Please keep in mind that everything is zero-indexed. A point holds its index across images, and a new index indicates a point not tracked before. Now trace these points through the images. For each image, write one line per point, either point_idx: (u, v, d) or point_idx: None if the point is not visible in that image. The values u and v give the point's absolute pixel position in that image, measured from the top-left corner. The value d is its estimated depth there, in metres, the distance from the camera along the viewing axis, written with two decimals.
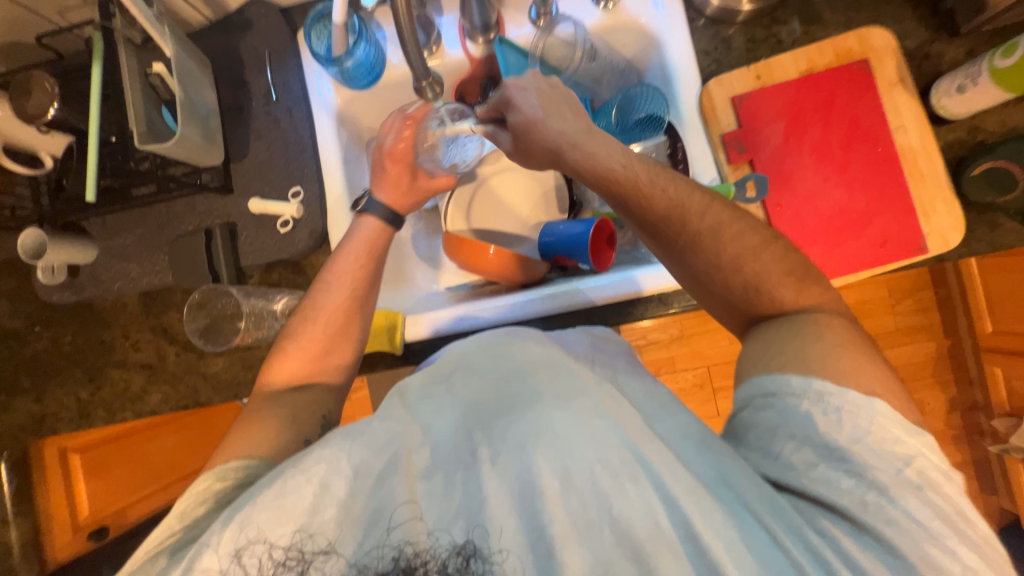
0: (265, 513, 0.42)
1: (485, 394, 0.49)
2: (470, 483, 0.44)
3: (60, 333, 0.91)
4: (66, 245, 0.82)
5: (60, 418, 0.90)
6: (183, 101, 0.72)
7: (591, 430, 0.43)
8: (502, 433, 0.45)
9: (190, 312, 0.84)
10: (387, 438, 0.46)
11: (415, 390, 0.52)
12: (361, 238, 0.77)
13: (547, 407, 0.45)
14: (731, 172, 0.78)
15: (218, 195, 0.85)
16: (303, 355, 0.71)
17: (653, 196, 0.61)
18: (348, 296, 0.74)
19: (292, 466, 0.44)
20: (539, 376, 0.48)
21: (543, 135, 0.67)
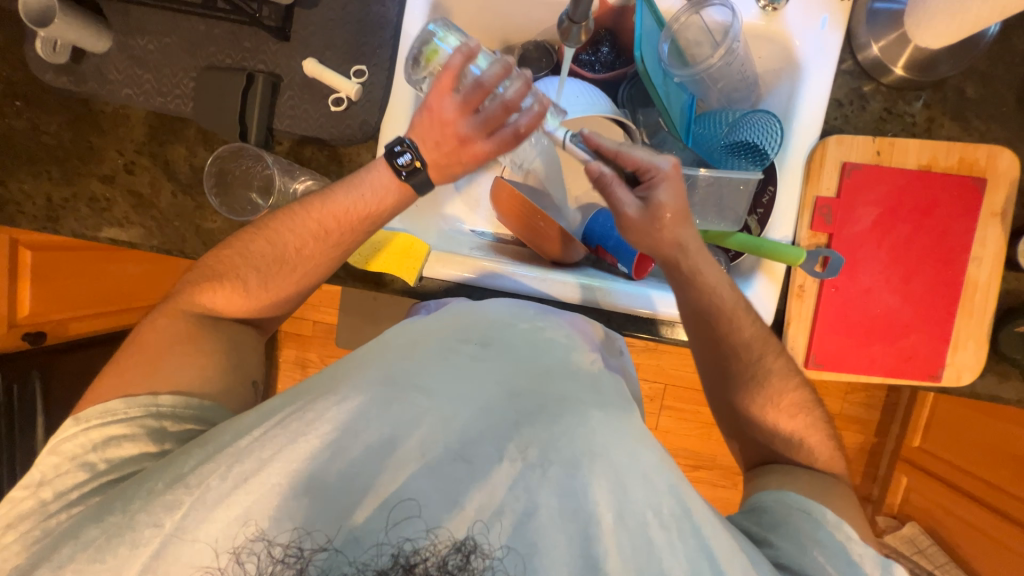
0: (272, 477, 0.39)
1: (525, 381, 0.48)
2: (515, 483, 0.40)
3: (43, 121, 0.80)
4: (80, 23, 0.69)
5: (24, 213, 0.80)
6: None
7: (643, 466, 0.43)
8: (557, 442, 0.42)
9: (211, 169, 0.75)
10: (422, 410, 0.43)
11: (436, 345, 0.50)
12: (355, 201, 0.66)
13: (600, 426, 0.44)
14: (806, 237, 0.75)
15: (271, 38, 0.74)
16: (250, 297, 0.67)
17: (739, 326, 0.65)
18: (320, 258, 0.67)
19: (302, 423, 0.42)
20: (576, 382, 0.49)
21: (666, 240, 0.64)
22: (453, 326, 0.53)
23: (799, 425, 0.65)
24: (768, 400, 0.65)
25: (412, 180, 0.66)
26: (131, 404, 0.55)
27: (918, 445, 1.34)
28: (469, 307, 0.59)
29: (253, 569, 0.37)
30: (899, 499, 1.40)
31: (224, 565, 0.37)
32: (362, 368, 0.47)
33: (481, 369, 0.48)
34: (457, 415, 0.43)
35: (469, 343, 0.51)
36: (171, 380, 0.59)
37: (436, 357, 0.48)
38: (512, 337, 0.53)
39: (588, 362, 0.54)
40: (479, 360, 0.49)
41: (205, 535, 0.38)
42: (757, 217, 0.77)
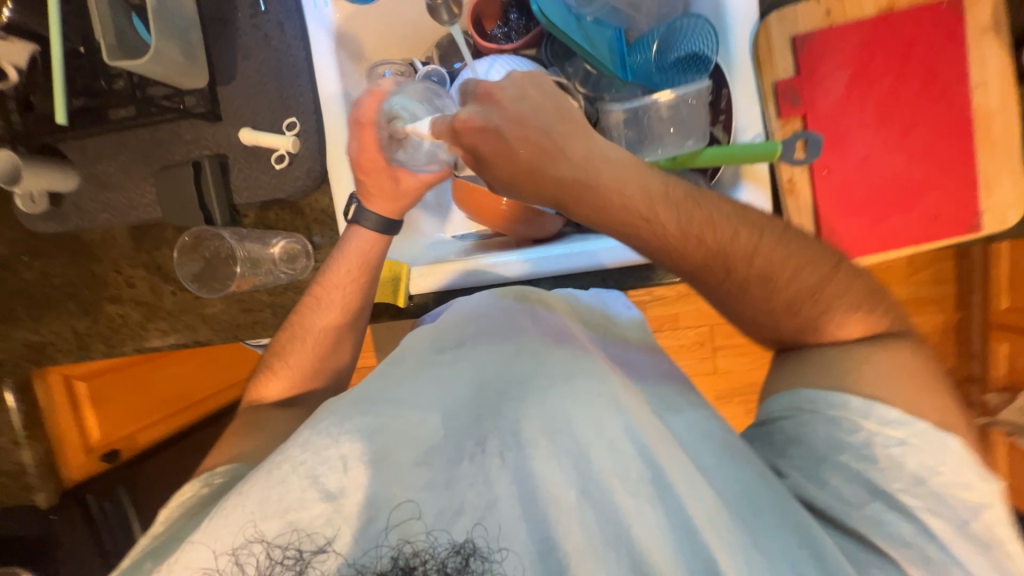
0: (247, 507, 0.43)
1: (494, 373, 0.53)
2: (478, 472, 0.45)
3: (50, 265, 0.88)
4: (43, 169, 0.76)
5: (60, 349, 0.90)
6: (156, 7, 0.61)
7: (609, 430, 0.46)
8: (511, 426, 0.47)
9: (183, 254, 0.80)
10: (389, 423, 0.47)
11: (413, 357, 0.55)
12: (352, 252, 0.73)
13: (566, 403, 0.48)
14: (779, 128, 0.70)
15: (206, 123, 0.77)
16: (291, 375, 0.71)
17: (686, 250, 0.53)
18: (338, 313, 0.73)
19: (283, 455, 0.45)
20: (546, 360, 0.53)
21: (546, 180, 0.53)
22: (430, 333, 0.59)
23: (815, 312, 0.54)
24: (796, 302, 0.54)
25: (369, 223, 0.73)
26: (193, 481, 0.57)
27: (1007, 307, 1.23)
28: (452, 313, 0.62)
29: (252, 569, 0.41)
30: (1006, 366, 1.26)
31: (224, 565, 0.42)
32: (341, 396, 0.51)
33: (456, 373, 0.53)
34: (425, 424, 0.47)
35: (444, 350, 0.56)
36: (227, 453, 0.61)
37: (413, 373, 0.53)
38: (485, 332, 0.58)
39: (556, 338, 0.57)
40: (452, 365, 0.54)
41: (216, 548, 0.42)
42: (722, 125, 0.72)
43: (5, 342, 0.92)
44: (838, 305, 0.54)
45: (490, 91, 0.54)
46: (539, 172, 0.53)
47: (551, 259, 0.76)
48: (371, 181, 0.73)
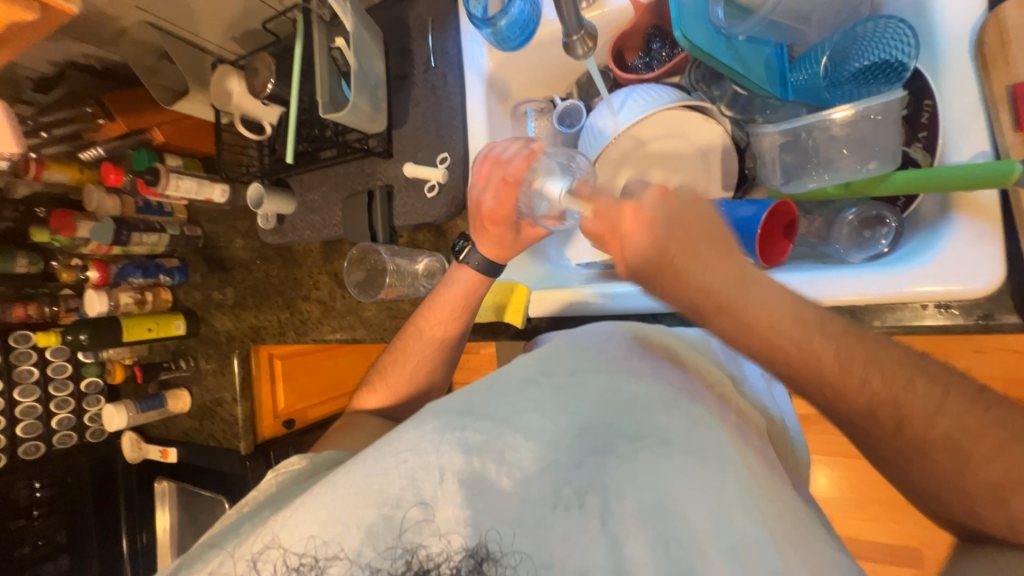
0: (350, 489, 0.49)
1: (599, 417, 0.53)
2: (575, 528, 0.46)
3: (271, 268, 1.17)
4: (277, 197, 1.02)
5: (268, 332, 1.19)
6: (357, 72, 0.78)
7: (728, 538, 0.43)
8: (612, 491, 0.47)
9: (351, 263, 0.94)
10: (485, 448, 0.50)
11: (525, 379, 0.58)
12: (455, 292, 0.78)
13: (698, 492, 0.46)
14: (1018, 144, 0.51)
15: (381, 160, 0.93)
16: (385, 392, 0.80)
17: (830, 382, 0.44)
18: (434, 347, 0.79)
19: (385, 446, 0.51)
20: (666, 419, 0.51)
21: (686, 287, 0.48)
22: (546, 358, 0.61)
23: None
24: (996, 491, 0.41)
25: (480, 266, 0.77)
26: (299, 457, 0.64)
27: None
28: (557, 343, 0.64)
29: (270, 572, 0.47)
30: None
31: (258, 551, 0.48)
32: (448, 404, 0.56)
33: (562, 407, 0.54)
34: (527, 464, 0.49)
35: (550, 376, 0.58)
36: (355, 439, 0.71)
37: (522, 393, 0.56)
38: (600, 370, 0.57)
39: (667, 398, 0.53)
40: (559, 397, 0.55)
41: (268, 536, 0.49)
42: (922, 145, 0.59)
43: (237, 322, 1.24)
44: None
45: (664, 190, 0.50)
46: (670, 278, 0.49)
47: None
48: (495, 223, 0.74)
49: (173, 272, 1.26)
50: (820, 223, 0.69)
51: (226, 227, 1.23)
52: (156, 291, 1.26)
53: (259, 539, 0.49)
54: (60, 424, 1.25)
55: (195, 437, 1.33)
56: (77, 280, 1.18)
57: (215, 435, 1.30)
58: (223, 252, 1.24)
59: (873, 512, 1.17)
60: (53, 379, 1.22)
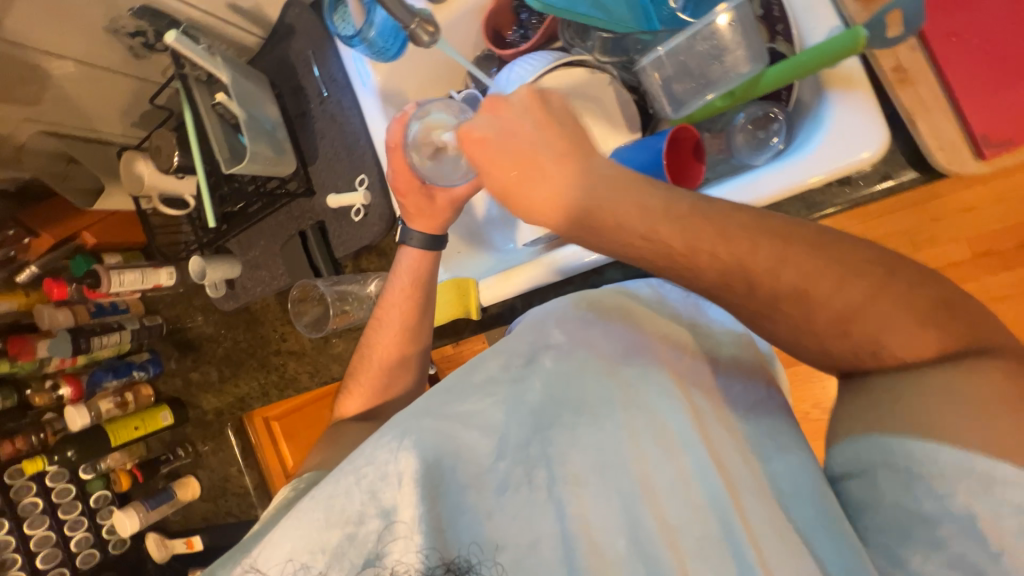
0: (315, 514, 0.52)
1: (548, 397, 0.57)
2: (525, 500, 0.53)
3: (238, 335, 1.17)
4: (219, 263, 1.02)
5: (252, 397, 1.20)
6: (247, 121, 0.79)
7: (661, 469, 0.53)
8: (560, 461, 0.54)
9: (295, 307, 0.95)
10: (448, 449, 0.55)
11: (482, 374, 0.60)
12: (403, 272, 0.79)
13: (634, 445, 0.53)
14: (862, 10, 0.55)
15: (305, 199, 0.94)
16: (363, 392, 0.80)
17: (720, 291, 0.51)
18: (398, 332, 0.79)
19: (346, 465, 0.54)
20: (604, 389, 0.56)
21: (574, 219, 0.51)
22: (498, 350, 0.62)
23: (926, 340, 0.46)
24: (902, 346, 0.47)
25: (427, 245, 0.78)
26: (286, 486, 0.65)
27: None
28: (524, 325, 0.65)
29: None
30: None
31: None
32: (406, 415, 0.57)
33: (516, 399, 0.57)
34: (485, 456, 0.55)
35: (508, 368, 0.60)
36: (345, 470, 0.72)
37: (477, 389, 0.59)
38: (550, 353, 0.60)
39: (609, 365, 0.58)
40: (514, 388, 0.58)
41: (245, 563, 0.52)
42: (783, 37, 0.61)
43: (222, 397, 1.24)
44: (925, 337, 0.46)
45: (495, 105, 0.54)
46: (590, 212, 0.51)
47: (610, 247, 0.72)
48: (411, 203, 0.77)
49: (146, 365, 1.25)
50: (723, 136, 0.70)
51: (185, 308, 1.23)
52: (136, 390, 1.25)
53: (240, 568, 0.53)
54: (80, 545, 1.21)
55: (214, 519, 1.32)
56: (54, 401, 1.19)
57: (232, 511, 1.30)
58: (189, 332, 1.24)
59: None
60: (59, 504, 1.19)
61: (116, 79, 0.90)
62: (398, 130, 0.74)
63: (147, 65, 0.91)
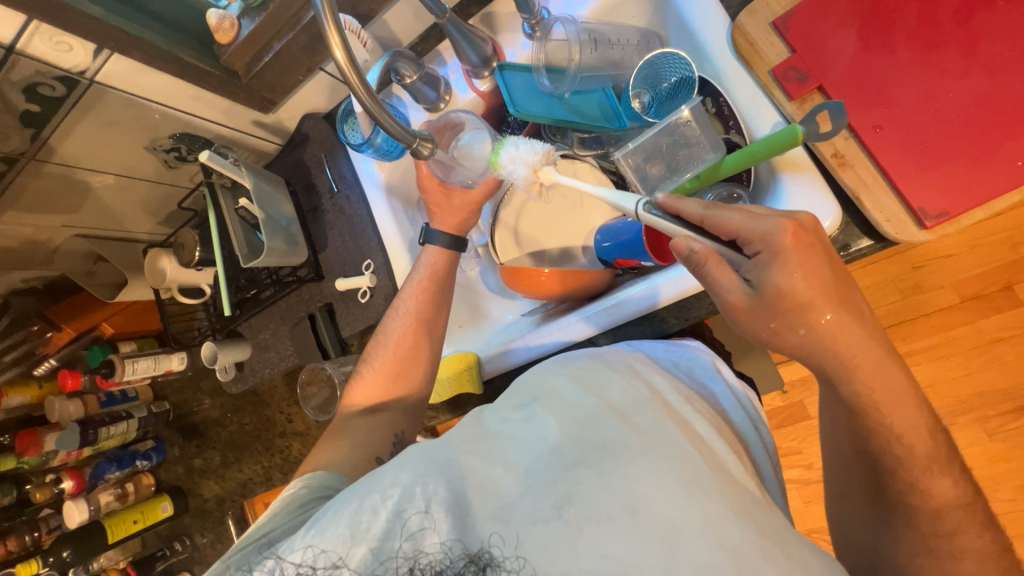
0: (340, 527, 0.44)
1: (567, 433, 0.45)
2: (553, 542, 0.40)
3: (243, 418, 1.18)
4: (230, 347, 1.06)
5: (256, 482, 1.18)
6: (266, 220, 0.88)
7: (698, 518, 0.38)
8: (587, 497, 0.41)
9: (304, 389, 0.97)
10: (468, 480, 0.45)
11: (494, 413, 0.51)
12: (422, 271, 0.82)
13: (661, 489, 0.40)
14: (796, 109, 0.63)
15: (314, 283, 1.01)
16: (379, 378, 0.78)
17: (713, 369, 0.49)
18: (413, 321, 0.79)
19: (374, 482, 0.46)
20: (625, 424, 0.44)
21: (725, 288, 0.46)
22: (510, 392, 0.53)
23: (906, 411, 0.47)
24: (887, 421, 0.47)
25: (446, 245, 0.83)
26: (292, 483, 0.61)
27: None
28: (535, 371, 0.55)
29: None
30: None
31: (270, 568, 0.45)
32: (423, 444, 0.49)
33: (533, 435, 0.47)
34: (507, 491, 0.44)
35: (519, 409, 0.50)
36: None
37: (491, 425, 0.49)
38: (568, 382, 0.50)
39: (617, 412, 0.46)
40: (528, 426, 0.47)
41: (270, 561, 0.46)
42: (735, 130, 0.68)
43: (224, 483, 1.22)
44: (910, 412, 0.47)
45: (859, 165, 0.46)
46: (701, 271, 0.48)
47: (604, 314, 0.76)
48: (431, 202, 0.84)
49: (149, 453, 1.24)
50: None
51: (192, 391, 1.25)
52: (137, 480, 1.25)
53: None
54: None
55: None
56: (54, 496, 1.17)
57: None
58: (195, 415, 1.25)
59: None
60: None
61: (148, 187, 1.00)
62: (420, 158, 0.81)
63: (177, 174, 1.01)
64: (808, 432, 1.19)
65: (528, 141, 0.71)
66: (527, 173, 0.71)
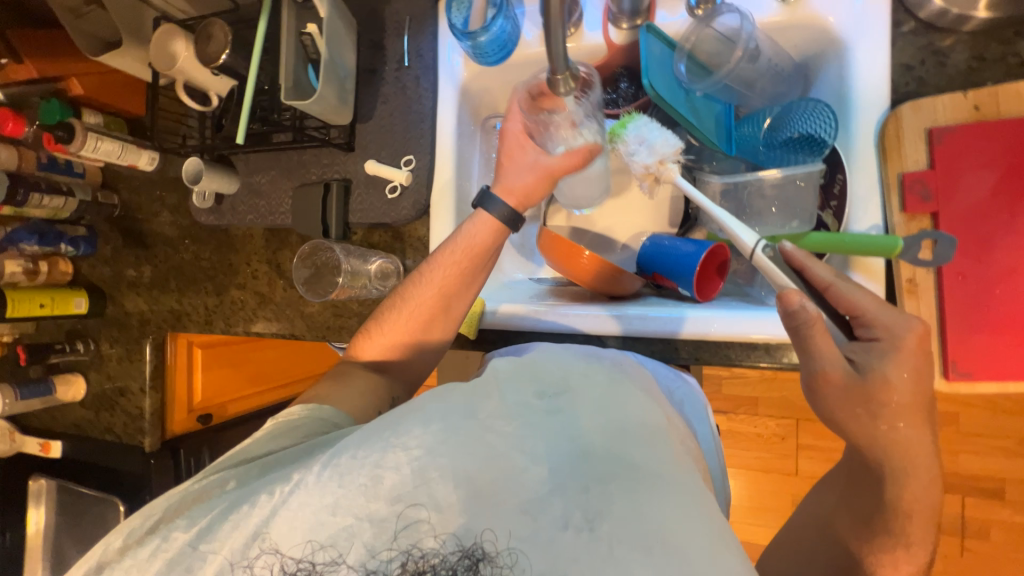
0: (357, 478, 0.41)
1: (600, 443, 0.44)
2: (575, 552, 0.38)
3: (202, 250, 1.07)
4: (218, 175, 0.95)
5: (192, 319, 1.09)
6: (327, 62, 0.75)
7: (720, 569, 0.37)
8: (618, 517, 0.39)
9: (299, 260, 0.89)
10: (492, 464, 0.42)
11: (516, 394, 0.48)
12: (471, 237, 0.70)
13: (694, 530, 0.39)
14: (901, 223, 0.63)
15: (341, 152, 0.90)
16: (384, 338, 0.70)
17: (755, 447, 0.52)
18: (438, 291, 0.69)
19: (393, 437, 0.43)
20: (653, 450, 0.44)
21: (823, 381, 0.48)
22: (533, 374, 0.51)
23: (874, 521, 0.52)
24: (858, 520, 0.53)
25: (502, 218, 0.70)
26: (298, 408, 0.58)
27: None
28: (551, 357, 0.55)
29: None
30: None
31: (248, 549, 0.40)
32: (432, 401, 0.47)
33: (558, 430, 0.45)
34: (532, 484, 0.41)
35: (546, 397, 0.48)
36: None
37: (514, 407, 0.47)
38: (592, 389, 0.49)
39: (651, 433, 0.46)
40: (557, 419, 0.46)
41: (264, 529, 0.41)
42: (832, 211, 0.68)
43: (154, 305, 1.12)
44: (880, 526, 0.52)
45: None
46: (800, 331, 0.47)
47: (648, 320, 0.75)
48: (505, 151, 0.71)
49: (78, 242, 1.12)
50: (748, 264, 0.81)
51: (148, 198, 1.11)
52: (54, 262, 1.11)
53: (252, 523, 0.41)
54: None
55: (86, 429, 1.19)
56: None
57: (114, 428, 1.17)
58: (143, 225, 1.11)
59: (762, 519, 1.27)
60: None
61: None
62: (519, 100, 0.68)
63: None
64: None
65: (664, 131, 0.70)
66: (652, 160, 0.69)
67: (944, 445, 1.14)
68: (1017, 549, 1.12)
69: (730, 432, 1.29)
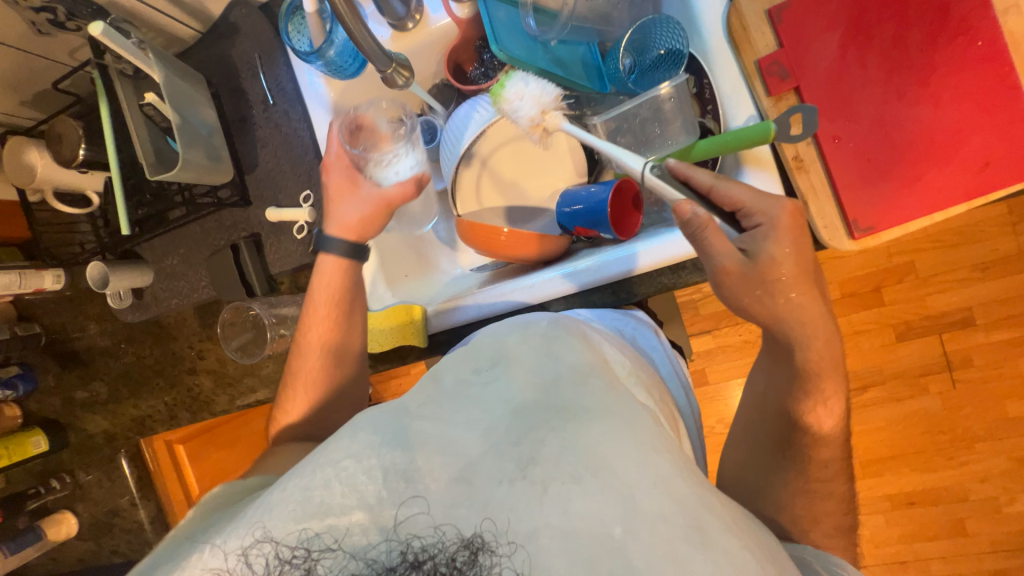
0: (288, 506, 0.42)
1: (530, 396, 0.47)
2: (519, 499, 0.41)
3: (142, 349, 1.04)
4: (125, 271, 0.90)
5: (156, 420, 1.06)
6: (180, 125, 0.73)
7: (650, 472, 0.41)
8: (553, 456, 0.42)
9: (225, 329, 0.88)
10: (423, 449, 0.44)
11: (451, 377, 0.51)
12: (325, 272, 0.77)
13: (623, 445, 0.42)
14: (772, 106, 0.65)
15: (239, 209, 0.88)
16: (303, 389, 0.74)
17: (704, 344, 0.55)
18: (324, 329, 0.75)
19: (323, 457, 0.45)
20: (584, 390, 0.46)
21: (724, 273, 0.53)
22: (468, 355, 0.53)
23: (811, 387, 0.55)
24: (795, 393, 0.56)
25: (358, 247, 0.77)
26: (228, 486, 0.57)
27: None
28: (490, 333, 0.57)
29: (262, 568, 0.41)
30: None
31: (235, 564, 0.41)
32: (373, 414, 0.48)
33: (491, 397, 0.48)
34: (469, 453, 0.44)
35: (481, 371, 0.51)
36: None
37: (448, 395, 0.49)
38: (525, 352, 0.51)
39: (580, 374, 0.48)
40: (487, 388, 0.48)
41: (257, 527, 0.42)
42: (711, 115, 0.68)
43: (115, 419, 1.09)
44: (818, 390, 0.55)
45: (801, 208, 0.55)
46: (697, 233, 0.52)
47: (573, 275, 0.75)
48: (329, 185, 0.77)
49: (15, 382, 1.07)
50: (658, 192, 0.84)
51: (71, 314, 1.06)
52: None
53: (236, 541, 0.42)
54: None
55: (93, 559, 1.16)
56: None
57: (121, 549, 1.15)
58: (75, 343, 1.07)
59: None
60: None
61: (5, 53, 0.76)
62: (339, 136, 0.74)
63: (51, 43, 0.79)
64: (706, 397, 1.36)
65: (539, 80, 0.69)
66: (534, 112, 0.68)
67: (904, 294, 1.20)
68: (993, 365, 1.19)
69: (719, 347, 1.33)
